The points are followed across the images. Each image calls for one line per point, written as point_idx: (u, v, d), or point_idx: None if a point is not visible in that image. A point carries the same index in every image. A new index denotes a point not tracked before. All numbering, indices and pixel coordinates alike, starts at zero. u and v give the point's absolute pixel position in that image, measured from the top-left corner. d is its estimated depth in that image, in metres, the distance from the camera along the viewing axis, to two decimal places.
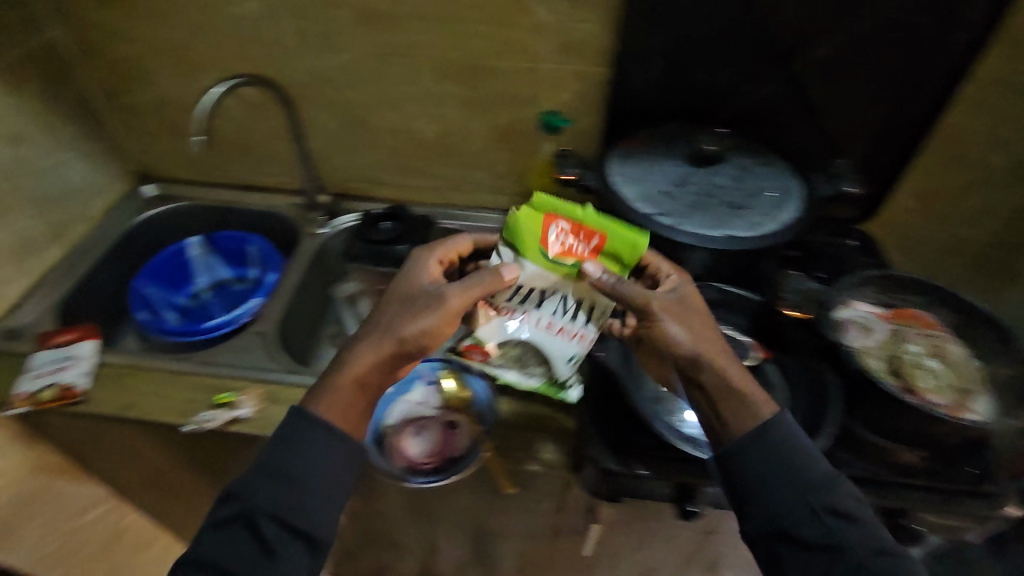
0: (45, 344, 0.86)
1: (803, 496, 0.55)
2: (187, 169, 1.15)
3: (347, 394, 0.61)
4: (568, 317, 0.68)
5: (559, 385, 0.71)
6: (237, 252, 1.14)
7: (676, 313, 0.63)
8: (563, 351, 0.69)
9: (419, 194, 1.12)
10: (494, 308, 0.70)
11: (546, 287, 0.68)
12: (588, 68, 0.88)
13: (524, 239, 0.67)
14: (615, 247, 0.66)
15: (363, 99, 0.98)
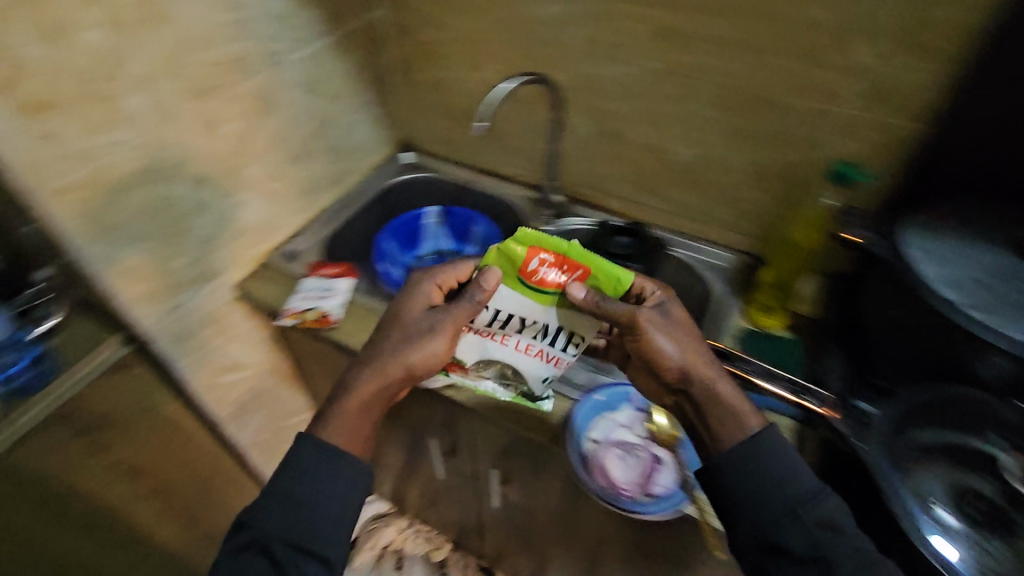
0: (313, 273, 1.00)
1: (784, 513, 0.57)
2: (443, 145, 1.26)
3: (355, 419, 0.68)
4: (548, 342, 0.73)
5: (531, 398, 0.78)
6: (463, 229, 1.23)
7: (660, 325, 0.67)
8: (539, 372, 0.75)
9: (648, 214, 1.11)
10: (476, 330, 0.76)
11: (522, 312, 0.73)
12: (897, 122, 0.79)
13: (511, 264, 0.70)
14: (600, 275, 0.69)
15: (630, 112, 0.99)
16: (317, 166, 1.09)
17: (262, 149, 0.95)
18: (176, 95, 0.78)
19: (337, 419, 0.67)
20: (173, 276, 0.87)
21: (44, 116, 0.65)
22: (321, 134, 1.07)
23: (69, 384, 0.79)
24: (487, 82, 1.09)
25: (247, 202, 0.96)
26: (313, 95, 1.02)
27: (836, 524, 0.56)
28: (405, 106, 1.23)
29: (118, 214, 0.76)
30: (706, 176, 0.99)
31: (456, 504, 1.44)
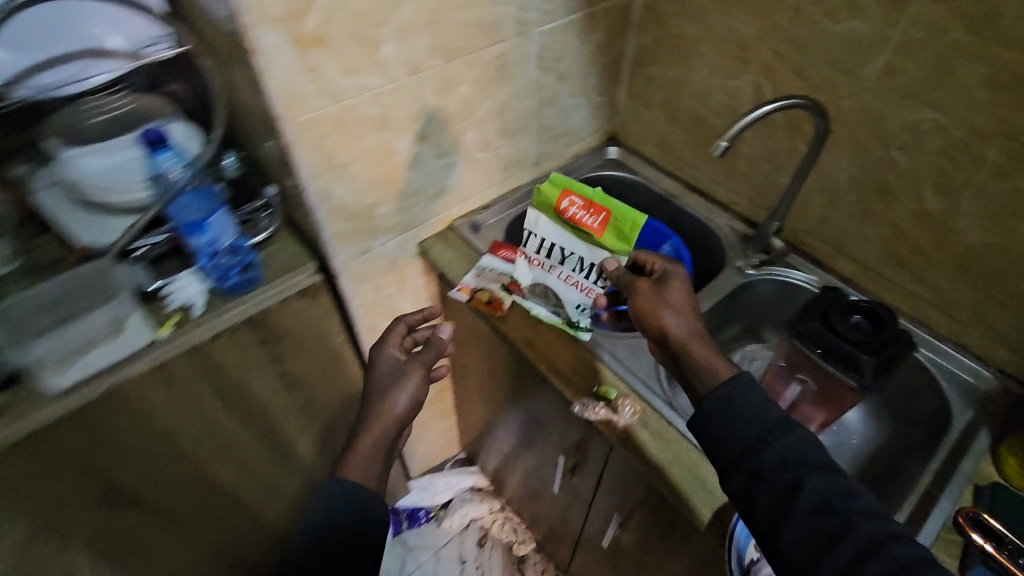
0: (496, 252, 0.96)
1: (755, 436, 0.64)
2: (657, 149, 1.16)
3: (369, 439, 0.76)
4: (584, 274, 0.90)
5: (573, 326, 0.86)
6: (650, 246, 1.13)
7: (652, 290, 0.80)
8: (575, 299, 0.88)
9: (887, 289, 0.92)
10: (527, 257, 0.93)
11: (566, 247, 0.92)
12: None
13: (548, 200, 0.94)
14: (619, 224, 0.90)
15: (916, 168, 0.79)
16: (528, 144, 1.05)
17: (484, 116, 0.93)
18: (427, 49, 0.77)
19: (351, 458, 0.73)
20: (374, 221, 0.90)
21: (315, 50, 0.67)
22: (542, 112, 1.02)
23: (256, 302, 0.85)
24: (738, 94, 0.94)
25: (456, 166, 0.95)
26: (548, 71, 0.97)
27: (811, 462, 0.61)
28: (632, 99, 1.14)
29: (346, 154, 0.78)
30: (995, 270, 0.78)
31: (556, 511, 1.39)
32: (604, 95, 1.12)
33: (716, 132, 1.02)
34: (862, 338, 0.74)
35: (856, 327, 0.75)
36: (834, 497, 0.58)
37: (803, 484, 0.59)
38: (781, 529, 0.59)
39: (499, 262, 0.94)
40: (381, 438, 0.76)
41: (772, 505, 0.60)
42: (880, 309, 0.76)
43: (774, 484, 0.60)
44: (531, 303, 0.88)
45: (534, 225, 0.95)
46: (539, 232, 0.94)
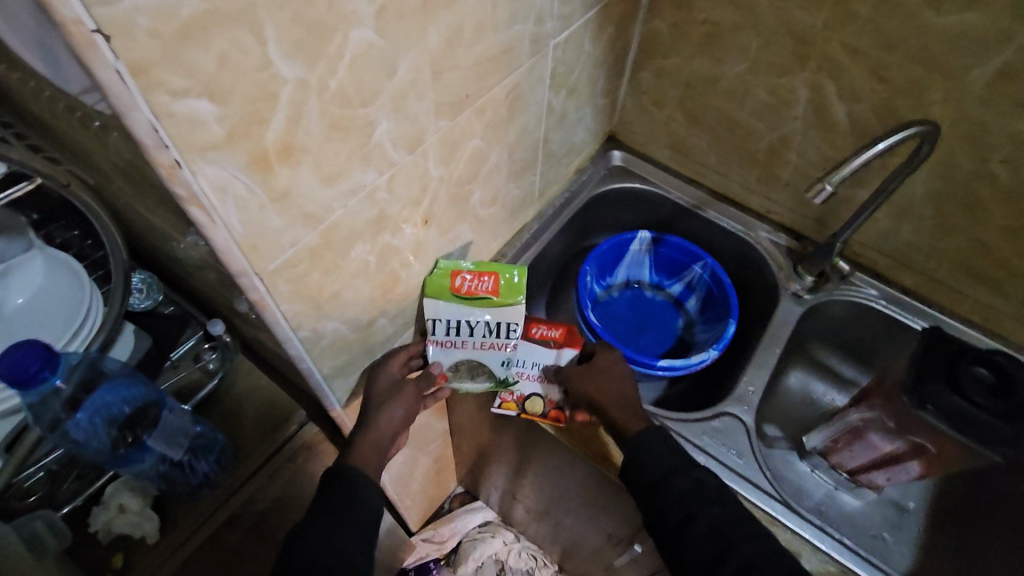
0: (529, 329, 0.71)
1: (664, 474, 0.63)
2: (670, 152, 0.98)
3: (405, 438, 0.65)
4: (496, 334, 0.69)
5: (503, 382, 0.72)
6: (678, 267, 1.00)
7: (577, 368, 0.71)
8: (495, 357, 0.70)
9: (956, 301, 0.83)
10: (436, 342, 0.68)
11: (470, 320, 0.68)
12: None
13: (434, 284, 0.67)
14: (516, 281, 0.68)
15: (1019, 184, 0.67)
16: (533, 178, 0.83)
17: (492, 168, 0.69)
18: (430, 112, 0.51)
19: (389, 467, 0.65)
20: (371, 338, 0.65)
21: (281, 167, 0.40)
22: (548, 138, 0.80)
23: (242, 481, 0.66)
24: (790, 94, 0.77)
25: (461, 235, 0.72)
26: (557, 89, 0.73)
27: (707, 493, 0.63)
28: (639, 95, 0.93)
29: (333, 283, 0.53)
30: None
31: (584, 551, 1.28)
32: (607, 96, 0.91)
33: (751, 136, 0.86)
34: (989, 397, 0.63)
35: (979, 380, 0.65)
36: (724, 524, 0.60)
37: (694, 516, 0.60)
38: (680, 557, 0.60)
39: (540, 349, 0.70)
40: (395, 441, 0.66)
41: (668, 534, 0.61)
42: (1006, 360, 0.65)
43: (670, 515, 0.61)
44: (460, 384, 0.72)
45: (431, 313, 0.68)
46: (438, 318, 0.68)
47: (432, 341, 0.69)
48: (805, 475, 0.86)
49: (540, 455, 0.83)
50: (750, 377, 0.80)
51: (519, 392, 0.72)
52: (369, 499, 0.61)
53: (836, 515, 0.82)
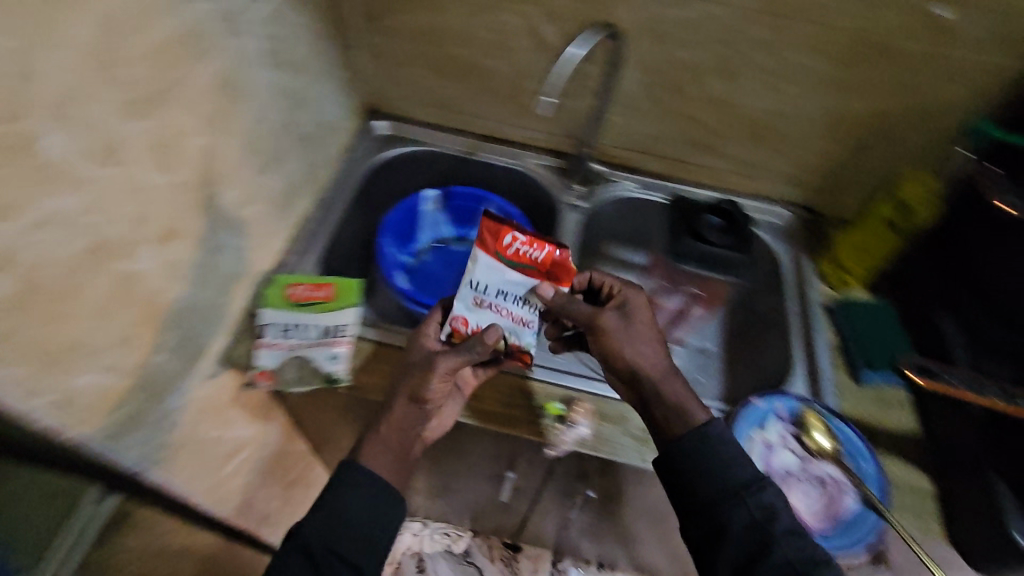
0: (512, 249, 0.69)
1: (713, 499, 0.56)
2: (429, 109, 0.99)
3: (388, 454, 0.63)
4: (329, 333, 0.72)
5: (331, 380, 0.69)
6: (471, 214, 1.04)
7: (619, 328, 0.65)
8: (322, 353, 0.70)
9: (690, 172, 0.98)
10: (267, 344, 0.70)
11: (303, 322, 0.72)
12: (1009, 64, 0.72)
13: (272, 295, 0.74)
14: (351, 288, 0.76)
15: (698, 62, 0.81)
16: (293, 167, 0.80)
17: (234, 164, 0.65)
18: (115, 116, 0.46)
19: None
20: (152, 381, 0.59)
21: None
22: (292, 121, 0.77)
23: None
24: (505, 27, 0.83)
25: (226, 243, 0.67)
26: (280, 68, 0.71)
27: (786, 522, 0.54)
28: (376, 61, 0.93)
29: (67, 330, 0.46)
30: (775, 129, 0.88)
31: (484, 504, 1.33)
32: (345, 68, 0.89)
33: (491, 75, 0.91)
34: (723, 238, 0.77)
35: (719, 231, 0.78)
36: (686, 452, 0.58)
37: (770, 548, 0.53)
38: None
39: (515, 274, 0.69)
40: (404, 457, 0.65)
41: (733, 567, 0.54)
42: (729, 206, 0.79)
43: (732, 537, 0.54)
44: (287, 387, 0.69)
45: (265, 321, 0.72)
46: (269, 322, 0.71)
47: (265, 342, 0.70)
48: None
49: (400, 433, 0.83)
50: None
51: (476, 323, 0.69)
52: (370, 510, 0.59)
53: None
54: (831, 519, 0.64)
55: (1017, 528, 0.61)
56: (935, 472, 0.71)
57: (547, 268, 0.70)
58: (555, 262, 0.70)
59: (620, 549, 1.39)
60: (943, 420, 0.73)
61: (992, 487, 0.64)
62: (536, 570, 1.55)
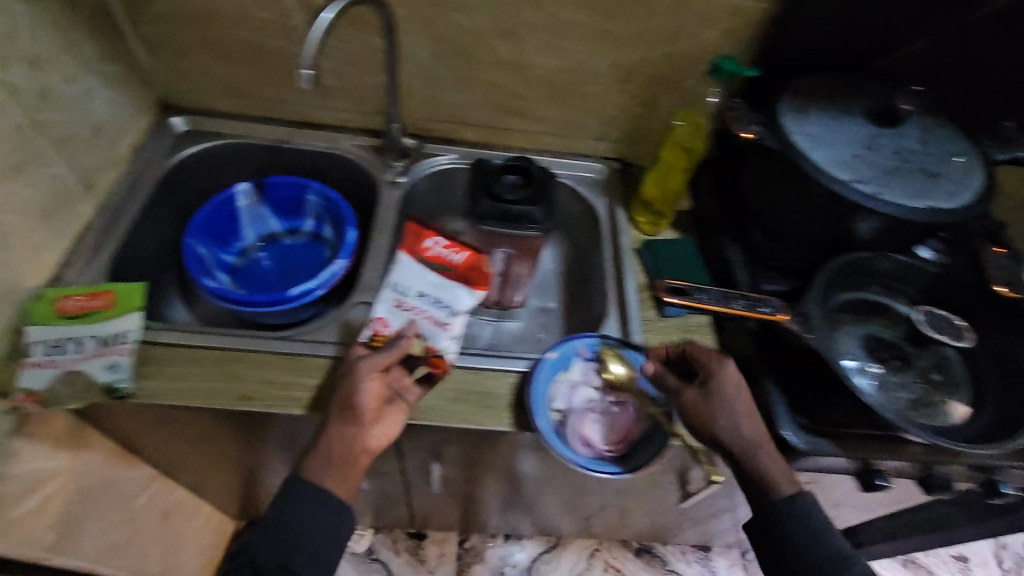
0: (429, 250, 0.83)
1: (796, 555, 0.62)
2: (228, 99, 0.95)
3: (331, 466, 0.64)
4: (108, 342, 0.68)
5: (108, 391, 0.66)
6: (293, 204, 1.00)
7: (709, 406, 0.64)
8: (100, 364, 0.67)
9: (506, 137, 1.00)
10: (34, 363, 0.66)
11: (79, 335, 0.69)
12: (747, 5, 0.79)
13: (43, 310, 0.70)
14: (132, 293, 0.72)
15: (478, 26, 0.83)
16: (54, 172, 0.74)
17: None
18: None
19: None
20: None
21: None
22: (41, 121, 0.70)
23: None
24: (280, 5, 0.81)
25: None
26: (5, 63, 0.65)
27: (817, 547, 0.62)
28: (153, 52, 0.87)
29: None
30: (569, 87, 0.91)
31: (369, 497, 1.31)
32: (115, 62, 0.83)
33: (282, 57, 0.88)
34: (520, 194, 0.80)
35: (512, 187, 0.80)
36: None
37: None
38: None
39: (430, 274, 0.82)
40: (348, 466, 0.64)
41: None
42: (522, 161, 0.82)
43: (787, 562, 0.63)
44: (60, 404, 0.65)
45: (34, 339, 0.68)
46: (38, 339, 0.68)
47: (32, 360, 0.66)
48: (471, 324, 0.98)
49: (229, 439, 0.80)
50: (372, 264, 0.87)
51: (394, 324, 0.78)
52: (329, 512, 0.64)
53: (504, 339, 0.97)
54: (625, 445, 0.71)
55: (784, 427, 0.68)
56: None
57: (461, 272, 0.83)
58: (468, 268, 0.83)
59: (517, 516, 1.42)
60: (729, 336, 0.80)
61: (761, 387, 0.71)
62: (442, 552, 1.56)
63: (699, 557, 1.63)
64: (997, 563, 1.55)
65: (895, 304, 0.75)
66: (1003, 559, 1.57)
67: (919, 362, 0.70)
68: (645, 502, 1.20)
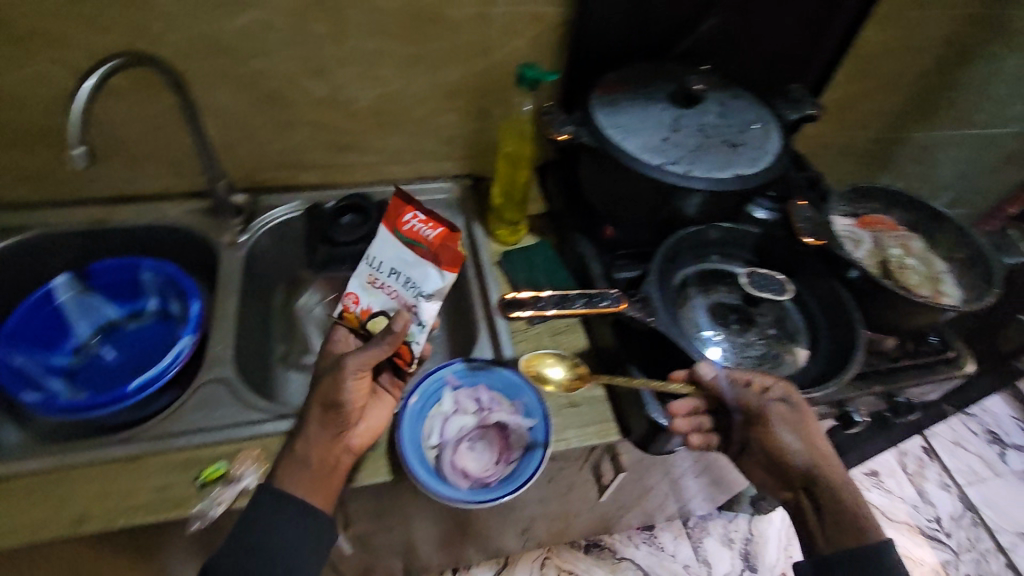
0: (401, 226, 0.76)
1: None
2: (23, 189, 0.85)
3: (306, 471, 0.62)
4: None
5: None
6: (128, 286, 0.91)
7: (786, 421, 0.63)
8: None
9: (349, 175, 0.97)
10: None
11: None
12: (544, 10, 0.81)
13: None
14: None
15: (282, 69, 0.80)
16: None
17: None
18: None
19: None
20: None
21: None
22: None
23: None
24: (54, 78, 0.74)
25: None
26: None
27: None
28: None
29: None
30: (397, 115, 0.90)
31: None
32: None
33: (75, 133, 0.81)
34: (360, 232, 0.78)
35: (351, 226, 0.79)
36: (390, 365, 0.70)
37: None
38: None
39: (403, 250, 0.77)
40: (326, 471, 0.62)
41: None
42: (353, 198, 0.80)
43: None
44: None
45: None
46: None
47: None
48: None
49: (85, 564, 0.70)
50: (219, 337, 0.80)
51: (367, 301, 0.78)
52: (307, 527, 0.60)
53: None
54: (507, 465, 0.70)
55: (655, 411, 0.68)
56: (605, 377, 0.79)
57: (433, 251, 0.76)
58: (441, 246, 0.76)
59: (456, 550, 1.37)
60: (595, 330, 0.81)
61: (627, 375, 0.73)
62: None
63: (646, 538, 1.65)
64: (902, 469, 1.69)
65: (731, 267, 0.79)
66: (907, 465, 1.70)
67: (761, 319, 0.75)
68: (573, 503, 1.20)
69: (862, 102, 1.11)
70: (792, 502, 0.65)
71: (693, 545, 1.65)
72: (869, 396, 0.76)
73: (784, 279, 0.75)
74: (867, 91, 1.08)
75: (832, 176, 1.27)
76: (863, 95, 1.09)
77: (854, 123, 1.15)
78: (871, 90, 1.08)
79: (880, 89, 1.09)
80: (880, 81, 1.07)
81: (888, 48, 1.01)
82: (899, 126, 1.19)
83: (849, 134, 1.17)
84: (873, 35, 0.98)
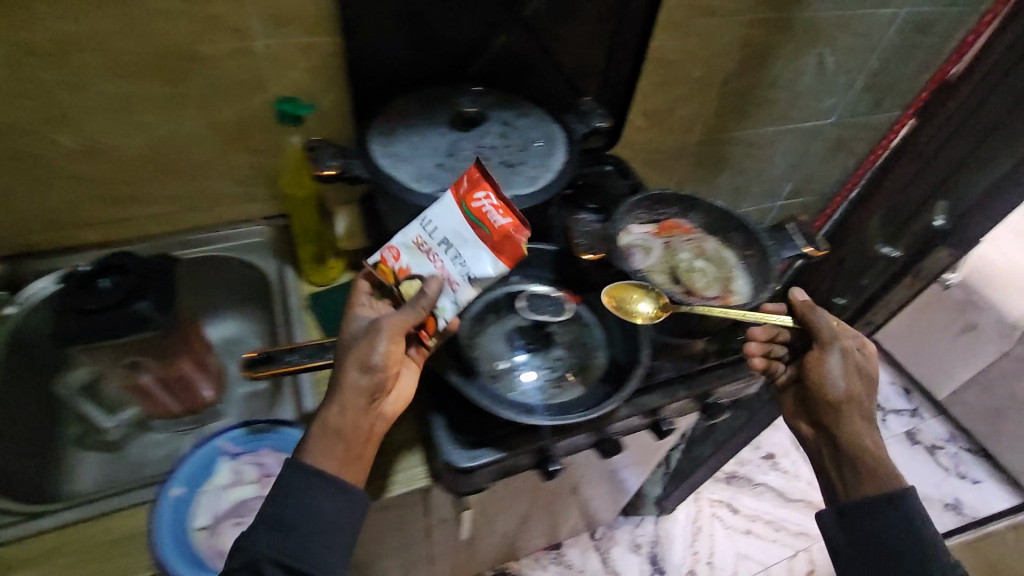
0: (473, 195, 0.62)
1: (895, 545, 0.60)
2: None
3: (339, 443, 0.56)
4: None
5: None
6: None
7: (846, 359, 0.69)
8: None
9: (139, 227, 0.89)
10: None
11: None
12: (313, 40, 0.77)
13: None
14: None
15: (19, 123, 0.72)
16: None
17: None
18: None
19: None
20: None
21: None
22: None
23: None
24: None
25: None
26: None
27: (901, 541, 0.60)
28: None
29: None
30: (178, 161, 0.83)
31: None
32: None
33: None
34: (119, 296, 0.69)
35: (110, 289, 0.70)
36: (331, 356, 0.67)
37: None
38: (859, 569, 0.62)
39: (460, 221, 0.62)
40: (356, 443, 0.57)
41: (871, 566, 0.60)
42: (110, 260, 0.72)
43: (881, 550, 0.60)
44: None
45: None
46: None
47: None
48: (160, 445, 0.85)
49: None
50: None
51: (406, 263, 0.64)
52: (339, 501, 0.55)
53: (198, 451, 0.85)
54: None
55: (452, 455, 0.65)
56: None
57: (496, 239, 0.61)
58: (507, 241, 0.61)
59: None
60: None
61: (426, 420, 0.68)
62: None
63: (554, 558, 1.54)
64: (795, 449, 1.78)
65: (529, 286, 0.76)
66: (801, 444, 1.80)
67: (558, 339, 0.73)
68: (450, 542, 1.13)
69: (678, 106, 1.14)
70: (817, 438, 0.71)
71: (602, 557, 1.55)
72: (679, 402, 0.75)
73: (563, 297, 0.76)
74: (679, 95, 1.11)
75: (672, 179, 1.30)
76: (676, 99, 1.12)
77: (675, 127, 1.18)
78: (684, 94, 1.11)
79: (692, 93, 1.12)
80: (689, 85, 1.10)
81: (686, 53, 1.04)
82: (722, 125, 1.23)
83: (675, 137, 1.20)
84: (668, 43, 1.01)
